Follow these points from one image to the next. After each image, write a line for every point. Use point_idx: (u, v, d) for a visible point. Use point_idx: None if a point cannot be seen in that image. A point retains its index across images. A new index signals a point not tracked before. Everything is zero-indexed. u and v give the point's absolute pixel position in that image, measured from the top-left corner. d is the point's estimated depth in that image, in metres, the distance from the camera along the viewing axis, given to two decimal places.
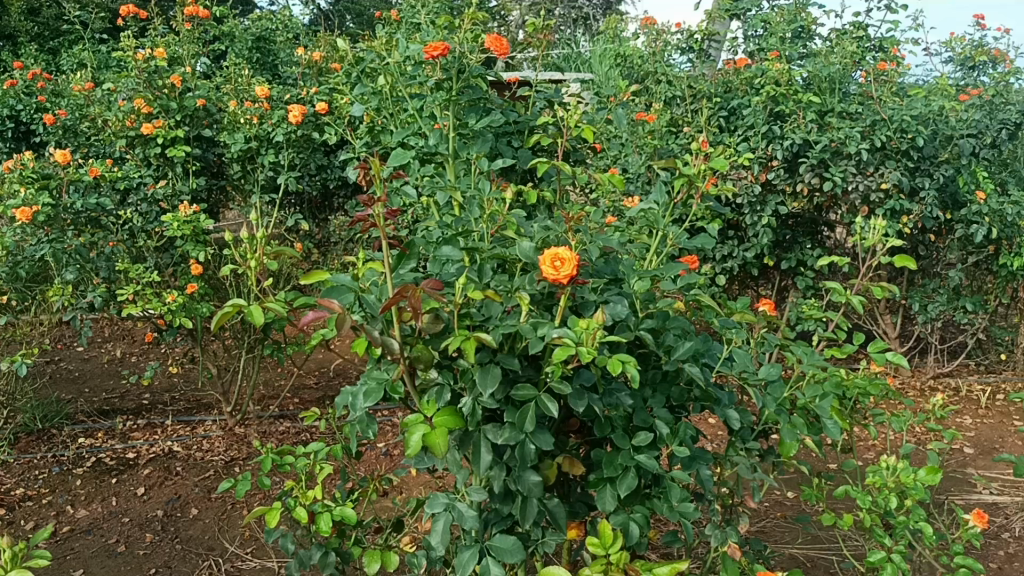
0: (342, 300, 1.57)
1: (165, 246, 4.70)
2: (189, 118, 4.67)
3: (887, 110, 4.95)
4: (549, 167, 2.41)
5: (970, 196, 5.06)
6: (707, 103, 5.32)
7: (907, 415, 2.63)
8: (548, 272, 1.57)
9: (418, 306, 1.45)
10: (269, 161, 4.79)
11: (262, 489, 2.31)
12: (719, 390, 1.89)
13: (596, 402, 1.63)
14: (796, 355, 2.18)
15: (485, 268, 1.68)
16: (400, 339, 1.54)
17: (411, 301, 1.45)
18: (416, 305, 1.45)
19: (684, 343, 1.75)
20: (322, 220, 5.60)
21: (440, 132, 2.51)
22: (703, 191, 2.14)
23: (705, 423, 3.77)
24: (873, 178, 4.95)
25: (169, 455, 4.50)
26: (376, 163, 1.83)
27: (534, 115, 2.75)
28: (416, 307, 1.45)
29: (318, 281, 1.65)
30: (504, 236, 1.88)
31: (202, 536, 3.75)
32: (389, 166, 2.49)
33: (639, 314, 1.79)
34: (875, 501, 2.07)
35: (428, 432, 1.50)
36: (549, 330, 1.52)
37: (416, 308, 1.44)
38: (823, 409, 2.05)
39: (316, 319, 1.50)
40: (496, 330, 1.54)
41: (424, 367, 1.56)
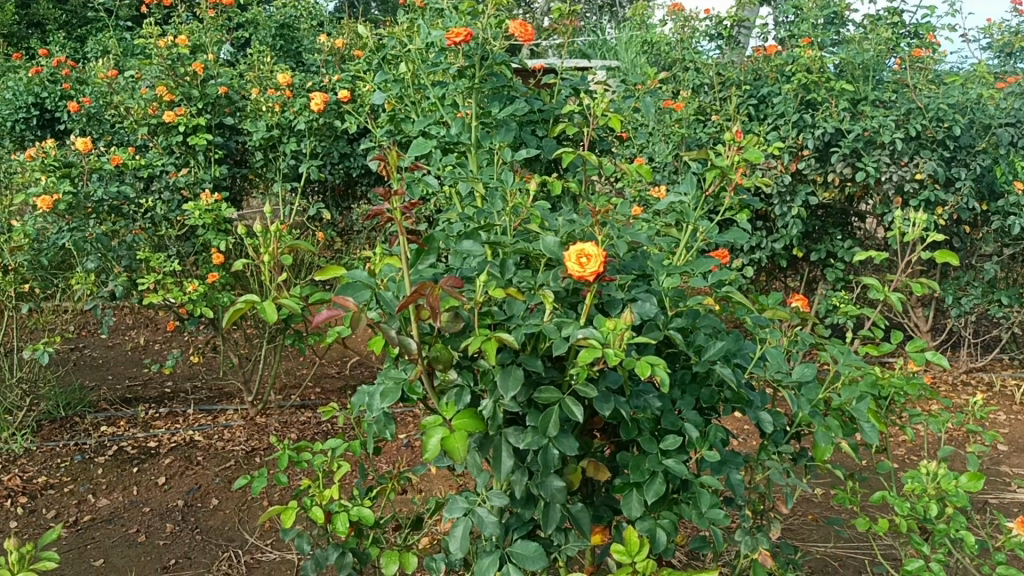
0: (358, 297, 1.50)
1: (186, 235, 4.68)
2: (212, 106, 4.64)
3: (922, 98, 4.82)
4: (576, 157, 2.34)
5: (1008, 186, 4.91)
6: (736, 90, 5.21)
7: (947, 416, 2.53)
8: (574, 269, 1.52)
9: (438, 306, 1.37)
10: (292, 149, 4.75)
11: (279, 486, 2.25)
12: (750, 392, 1.82)
13: (623, 406, 1.56)
14: (832, 355, 2.09)
15: (507, 264, 1.61)
16: (417, 338, 1.48)
17: (429, 303, 1.37)
18: (436, 306, 1.37)
19: (716, 343, 1.67)
20: (345, 208, 5.56)
21: (464, 121, 2.44)
22: (737, 182, 2.05)
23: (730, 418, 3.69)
24: (908, 169, 4.83)
25: (190, 445, 4.48)
26: (393, 148, 1.73)
27: (560, 104, 2.67)
28: (436, 307, 1.37)
29: (333, 276, 1.57)
30: (528, 229, 1.81)
31: (222, 526, 3.72)
32: (410, 156, 2.43)
33: (667, 313, 1.71)
34: (914, 508, 1.97)
35: (446, 436, 1.44)
36: (575, 330, 1.45)
37: (435, 308, 1.37)
38: (861, 412, 1.95)
39: (331, 317, 1.43)
40: (518, 330, 1.47)
41: (443, 367, 1.48)
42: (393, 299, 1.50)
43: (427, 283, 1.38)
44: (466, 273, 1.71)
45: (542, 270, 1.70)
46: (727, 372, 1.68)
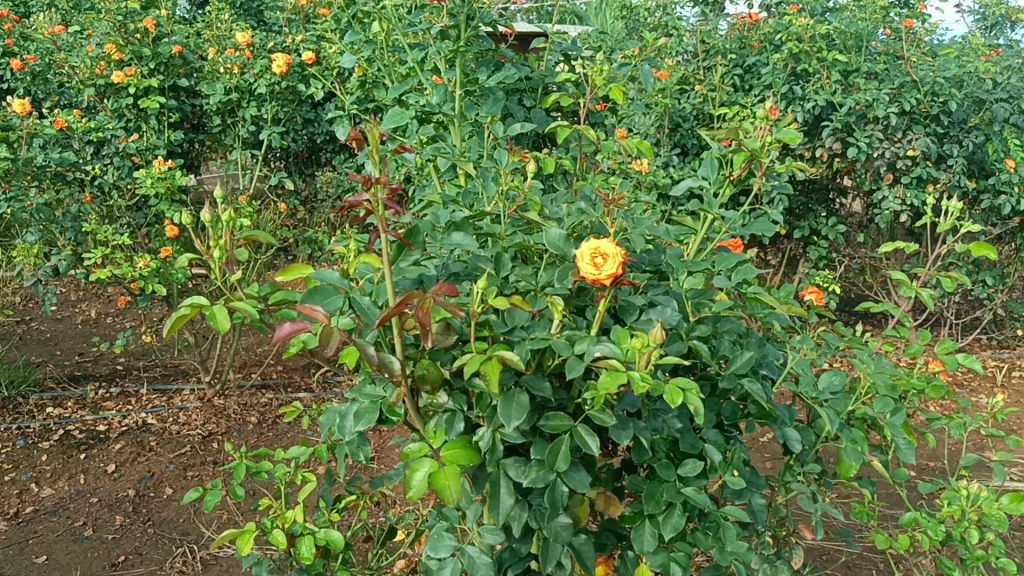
0: (329, 304, 1.23)
1: (138, 204, 4.36)
2: (165, 66, 4.29)
3: (917, 71, 4.61)
4: (572, 132, 2.08)
5: (999, 164, 4.69)
6: (722, 59, 4.96)
7: (966, 419, 2.31)
8: (587, 272, 1.28)
9: (432, 324, 1.11)
10: (251, 115, 4.44)
11: (235, 498, 2.00)
12: (777, 407, 1.59)
13: (642, 433, 1.32)
14: (860, 359, 1.86)
15: (504, 259, 1.44)
16: (402, 356, 1.22)
17: (420, 319, 1.11)
18: (430, 322, 1.11)
19: (745, 355, 1.44)
20: (309, 175, 5.30)
21: (446, 87, 2.16)
22: (769, 166, 1.60)
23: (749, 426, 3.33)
24: (900, 145, 4.61)
25: (142, 428, 4.18)
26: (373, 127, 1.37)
27: (550, 71, 2.41)
28: (429, 325, 1.11)
29: (299, 277, 1.30)
30: (526, 218, 1.55)
31: (176, 519, 3.45)
32: (384, 127, 2.15)
33: (690, 320, 1.48)
34: (949, 532, 1.75)
35: (435, 470, 1.20)
36: (591, 347, 1.20)
37: (428, 326, 1.11)
38: (895, 426, 1.73)
39: (296, 332, 1.16)
40: (523, 345, 1.22)
41: (431, 387, 1.23)
42: (373, 308, 1.24)
43: (419, 294, 1.12)
44: (454, 270, 1.45)
45: (544, 268, 1.46)
46: (755, 388, 1.46)
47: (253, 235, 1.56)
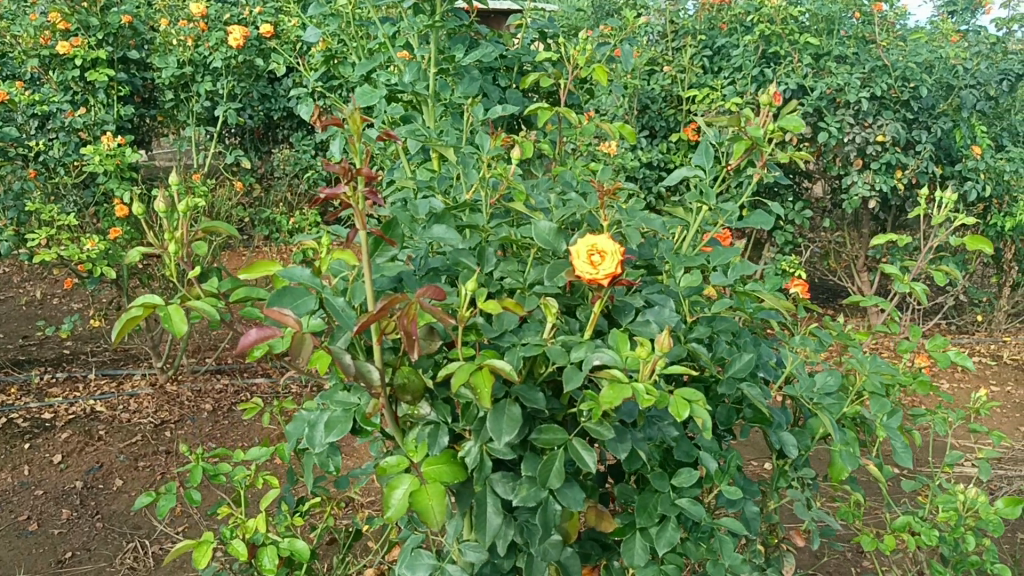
0: (301, 305, 1.11)
1: (85, 182, 4.15)
2: (113, 37, 4.06)
3: (888, 56, 4.54)
4: (552, 114, 1.95)
5: (966, 150, 4.62)
6: (691, 39, 4.82)
7: (951, 415, 2.24)
8: (583, 271, 1.17)
9: (418, 333, 0.99)
10: (205, 90, 4.28)
11: (191, 503, 1.87)
12: (774, 410, 1.50)
13: (639, 445, 1.22)
14: (853, 358, 1.77)
15: (488, 253, 1.32)
16: (381, 365, 1.10)
17: (405, 327, 0.99)
18: (415, 331, 0.99)
19: (744, 358, 1.35)
20: (265, 153, 5.12)
21: (419, 65, 2.02)
22: (770, 156, 1.49)
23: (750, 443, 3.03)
24: (871, 130, 4.54)
25: (91, 417, 3.99)
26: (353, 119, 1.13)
27: (526, 50, 2.28)
28: (414, 334, 0.99)
29: (264, 275, 1.17)
30: (511, 208, 1.45)
31: (127, 512, 3.29)
32: (352, 107, 2.02)
33: (686, 320, 1.38)
34: (943, 537, 1.68)
35: (417, 489, 1.08)
36: (589, 354, 1.10)
37: (413, 335, 0.99)
38: (891, 429, 1.64)
39: (262, 338, 1.04)
40: (515, 352, 1.11)
41: (411, 398, 1.12)
42: (349, 311, 1.12)
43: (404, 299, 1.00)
44: (433, 264, 1.33)
45: (531, 265, 1.35)
46: (754, 393, 1.37)
47: (213, 225, 1.42)
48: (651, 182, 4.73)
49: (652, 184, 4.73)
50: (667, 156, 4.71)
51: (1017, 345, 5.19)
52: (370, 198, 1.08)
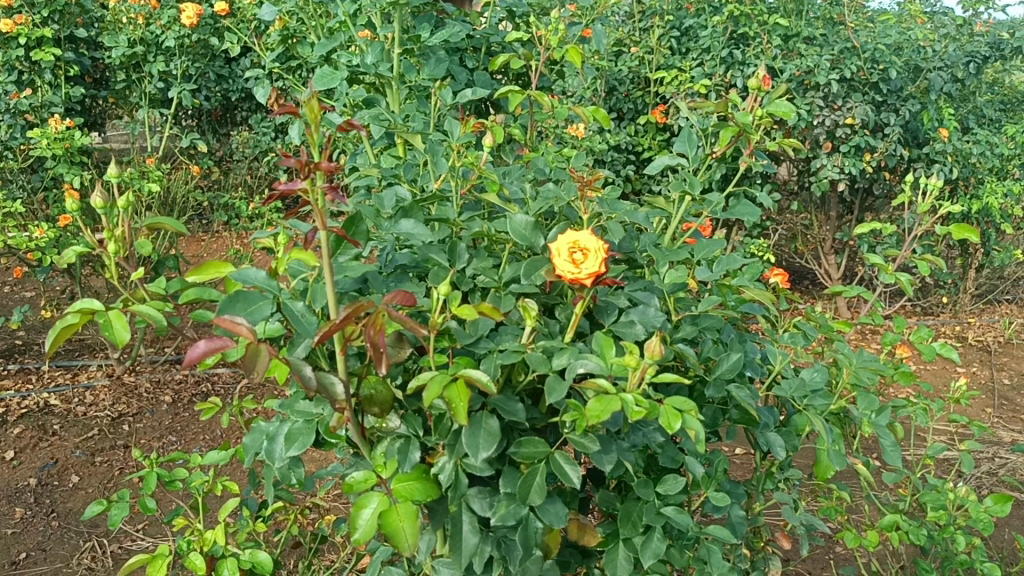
0: (259, 312, 1.01)
1: (34, 166, 3.99)
2: (59, 14, 3.88)
3: (857, 37, 4.38)
4: (524, 97, 1.87)
5: (933, 133, 4.52)
6: (658, 19, 4.68)
7: (931, 405, 2.19)
8: (564, 270, 1.09)
9: (385, 343, 0.87)
10: (158, 70, 4.15)
11: (147, 512, 1.76)
12: (762, 410, 1.43)
13: (624, 454, 1.14)
14: (839, 352, 1.70)
15: (460, 249, 1.24)
16: (345, 376, 0.99)
17: (371, 337, 0.87)
18: (381, 341, 0.87)
19: (732, 357, 1.28)
20: (223, 135, 4.97)
21: (383, 44, 1.91)
22: (757, 143, 1.42)
23: (735, 449, 2.91)
24: (840, 113, 4.39)
25: (44, 411, 3.81)
26: (311, 110, 0.99)
27: (496, 29, 2.18)
28: (380, 344, 0.87)
29: (216, 277, 1.07)
30: (485, 200, 1.36)
31: (83, 510, 3.16)
32: (312, 90, 1.91)
33: (672, 318, 1.30)
34: (930, 535, 1.63)
35: (387, 509, 0.98)
36: (572, 361, 1.02)
37: (379, 346, 0.87)
38: (880, 426, 1.58)
39: (211, 350, 0.94)
40: (492, 360, 1.02)
41: (379, 411, 1.03)
42: (309, 316, 1.02)
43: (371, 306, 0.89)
44: (401, 261, 1.25)
45: (507, 261, 1.27)
46: (743, 395, 1.29)
47: (158, 221, 1.26)
48: (619, 165, 4.62)
49: (620, 167, 4.64)
50: (635, 138, 4.62)
51: (982, 326, 5.19)
52: (331, 195, 0.98)
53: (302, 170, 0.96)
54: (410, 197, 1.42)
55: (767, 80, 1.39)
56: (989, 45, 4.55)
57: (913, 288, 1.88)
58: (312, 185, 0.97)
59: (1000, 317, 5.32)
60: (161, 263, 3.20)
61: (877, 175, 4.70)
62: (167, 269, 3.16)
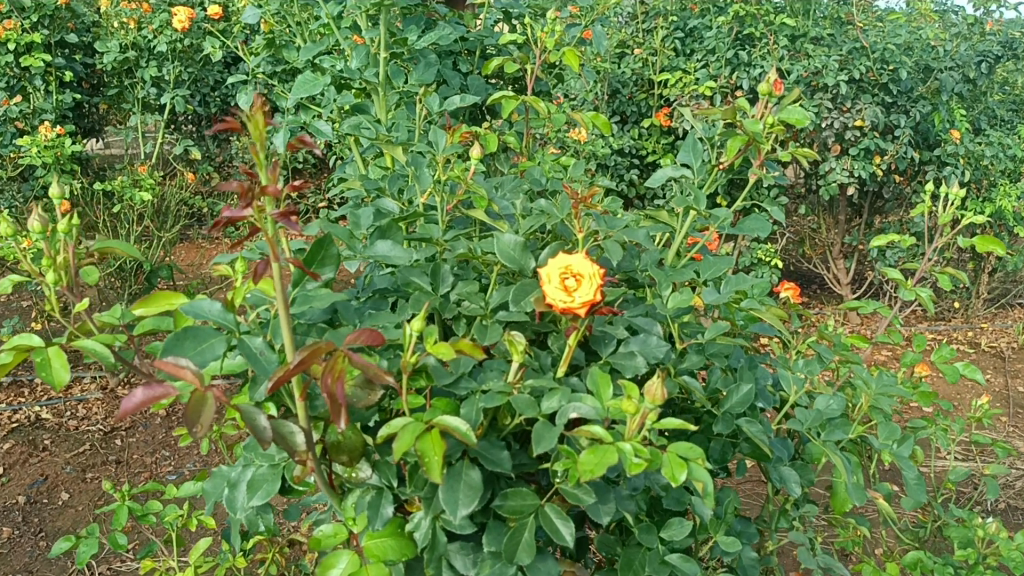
0: (212, 353, 0.88)
1: (25, 175, 3.89)
2: (49, 19, 3.77)
3: (866, 37, 4.24)
4: (518, 104, 1.75)
5: (945, 134, 4.38)
6: (663, 20, 4.53)
7: (952, 426, 2.07)
8: (555, 298, 0.97)
9: (345, 392, 0.76)
10: (150, 75, 4.04)
11: (118, 549, 1.64)
12: (774, 443, 1.31)
13: (623, 503, 1.02)
14: (857, 377, 1.58)
15: (443, 271, 1.14)
16: (307, 424, 0.88)
17: (327, 386, 0.76)
18: (341, 390, 0.76)
19: (743, 391, 1.16)
20: (222, 141, 4.86)
21: (368, 48, 1.79)
22: (769, 153, 1.29)
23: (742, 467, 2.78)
24: (849, 115, 4.22)
25: (35, 425, 3.71)
26: (256, 126, 0.83)
27: (490, 32, 2.06)
28: (339, 394, 0.76)
29: (165, 309, 0.96)
30: (473, 217, 1.25)
31: (73, 528, 3.04)
32: (293, 97, 1.81)
33: (677, 347, 1.19)
34: (956, 573, 1.51)
35: (358, 570, 0.90)
36: (563, 405, 0.90)
37: (337, 396, 0.76)
38: (902, 457, 1.46)
39: (152, 401, 0.81)
40: (474, 405, 0.91)
41: (348, 459, 0.91)
42: (268, 354, 0.90)
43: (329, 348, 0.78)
44: (380, 287, 1.15)
45: (496, 284, 1.16)
46: (755, 430, 1.18)
47: (107, 246, 1.13)
48: (622, 169, 4.50)
49: (624, 171, 4.52)
50: (639, 142, 4.48)
51: (994, 332, 5.04)
52: (281, 222, 0.84)
53: (244, 197, 0.83)
54: (394, 212, 1.33)
55: (780, 82, 1.27)
56: (1002, 44, 4.42)
57: (935, 306, 1.74)
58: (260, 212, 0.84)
59: (1013, 322, 5.18)
60: (153, 273, 3.10)
61: (888, 178, 4.55)
62: (158, 279, 3.05)
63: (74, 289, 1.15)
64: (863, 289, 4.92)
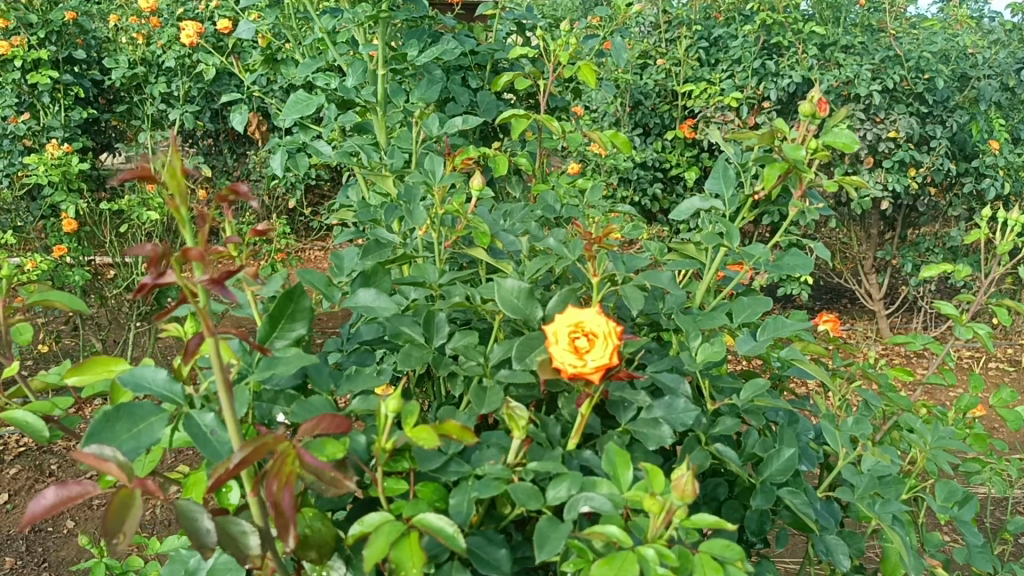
0: (151, 436, 0.73)
1: (33, 194, 3.79)
2: (57, 35, 3.67)
3: (900, 45, 4.04)
4: (529, 123, 1.59)
5: (983, 145, 4.10)
6: (685, 29, 4.35)
7: (1005, 470, 1.88)
8: (565, 362, 0.82)
9: (293, 501, 0.63)
10: (159, 92, 3.92)
11: None
12: (819, 510, 1.14)
13: None
14: (909, 427, 1.41)
15: (438, 320, 1.00)
16: (263, 521, 0.73)
17: (272, 494, 0.63)
18: (288, 499, 0.63)
19: (784, 458, 1.02)
20: (240, 155, 4.69)
21: (365, 65, 1.66)
22: (811, 182, 1.14)
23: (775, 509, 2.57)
24: (882, 126, 3.99)
25: (43, 449, 3.36)
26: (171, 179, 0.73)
27: (502, 44, 1.92)
28: (286, 503, 0.63)
29: (103, 377, 0.81)
30: (473, 255, 1.10)
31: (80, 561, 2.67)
32: (287, 117, 1.69)
33: (708, 408, 1.04)
34: None
35: None
36: (577, 500, 0.75)
37: (284, 506, 0.63)
38: (964, 522, 1.29)
39: (68, 505, 0.66)
40: (465, 497, 0.76)
41: (317, 556, 0.76)
42: (221, 434, 0.76)
43: (277, 444, 0.65)
44: (367, 337, 1.00)
45: (498, 335, 1.01)
46: (798, 503, 1.03)
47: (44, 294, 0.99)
48: (646, 183, 4.33)
49: (648, 185, 4.34)
50: (663, 155, 4.30)
51: None
52: (215, 292, 0.68)
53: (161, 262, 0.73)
54: (391, 245, 1.20)
55: (825, 101, 1.11)
56: None
57: (994, 346, 1.55)
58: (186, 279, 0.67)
59: None
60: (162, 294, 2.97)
61: (923, 191, 4.26)
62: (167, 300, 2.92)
63: (9, 346, 1.03)
64: (900, 307, 4.69)
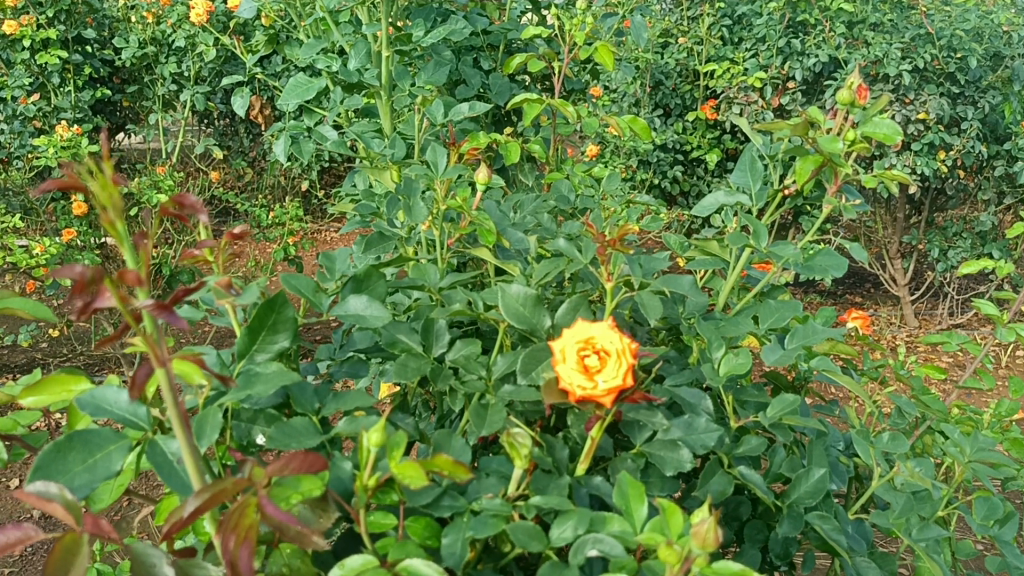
0: (108, 467, 0.65)
1: (44, 175, 3.73)
2: (66, 14, 3.60)
3: (932, 23, 3.87)
4: (543, 108, 1.49)
5: (1016, 127, 3.90)
6: (708, 6, 4.20)
7: None
8: (574, 384, 0.74)
9: (250, 559, 0.57)
10: (170, 72, 3.84)
11: None
12: (850, 532, 1.06)
13: None
14: (947, 435, 1.31)
15: (438, 328, 0.92)
16: None
17: (228, 551, 0.56)
18: (246, 556, 0.57)
19: (813, 481, 0.93)
20: (256, 135, 4.54)
21: (368, 45, 1.58)
22: (847, 177, 1.04)
23: None
24: (911, 107, 3.84)
25: None
26: (103, 189, 0.65)
27: (516, 24, 1.81)
28: (243, 562, 0.56)
29: (62, 396, 0.73)
30: (476, 255, 1.02)
31: None
32: (288, 102, 1.61)
33: (731, 425, 0.95)
34: None
35: None
36: (584, 544, 0.67)
37: (240, 564, 0.56)
38: (1004, 541, 1.20)
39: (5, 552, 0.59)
40: (459, 536, 0.68)
41: None
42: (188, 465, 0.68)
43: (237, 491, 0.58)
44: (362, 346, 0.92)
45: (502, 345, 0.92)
46: (827, 528, 0.94)
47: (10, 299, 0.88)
48: (666, 166, 4.22)
49: (668, 168, 4.23)
50: (684, 136, 4.17)
51: None
52: (162, 316, 0.60)
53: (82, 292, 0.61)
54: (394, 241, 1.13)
55: (865, 88, 1.01)
56: None
57: None
58: (126, 302, 0.59)
59: None
60: (172, 278, 2.91)
61: (952, 174, 4.10)
62: (177, 285, 2.84)
63: None
64: (927, 294, 4.54)
